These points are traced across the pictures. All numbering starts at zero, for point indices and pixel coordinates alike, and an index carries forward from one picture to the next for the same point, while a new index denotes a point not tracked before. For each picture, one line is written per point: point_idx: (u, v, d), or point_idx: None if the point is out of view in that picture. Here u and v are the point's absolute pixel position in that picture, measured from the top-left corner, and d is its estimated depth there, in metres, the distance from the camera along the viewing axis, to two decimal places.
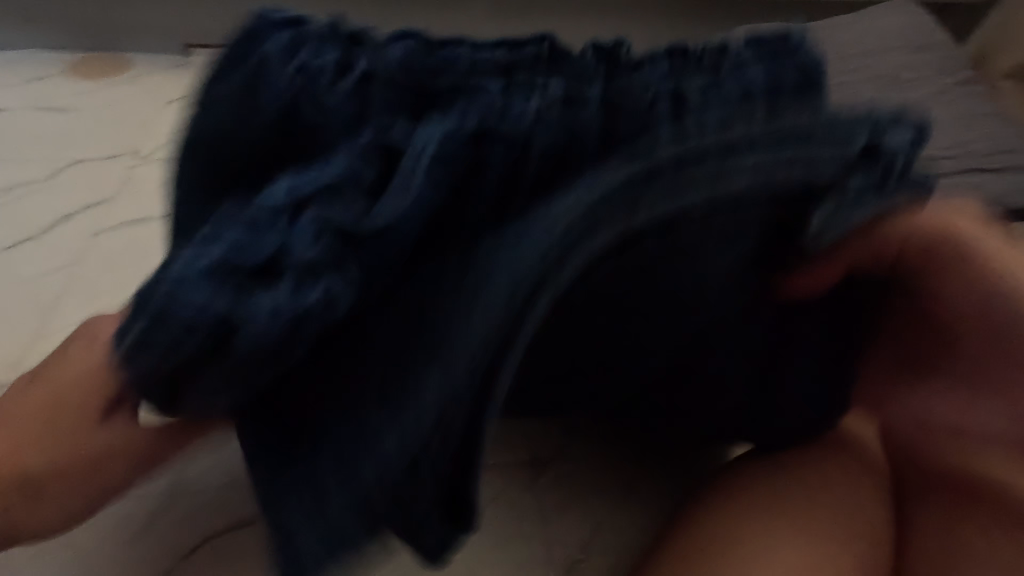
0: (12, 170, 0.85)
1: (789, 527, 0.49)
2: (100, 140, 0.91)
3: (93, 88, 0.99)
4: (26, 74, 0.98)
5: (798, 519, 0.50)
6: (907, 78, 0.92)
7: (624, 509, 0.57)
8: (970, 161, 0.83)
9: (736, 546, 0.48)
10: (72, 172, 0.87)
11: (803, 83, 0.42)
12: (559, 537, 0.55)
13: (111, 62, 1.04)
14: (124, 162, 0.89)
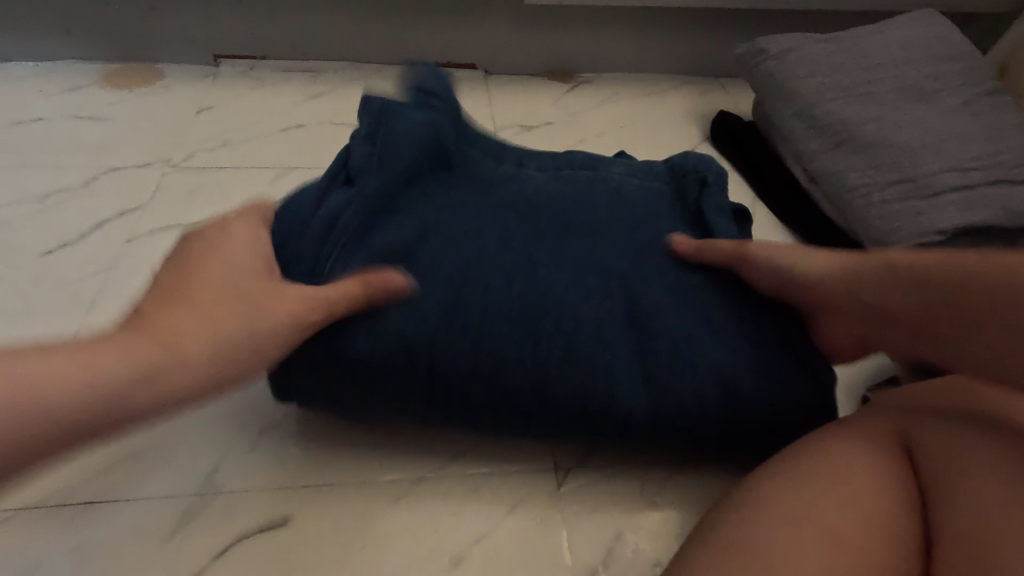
0: (50, 177, 0.88)
1: (807, 518, 0.47)
2: (133, 148, 0.94)
3: (127, 98, 1.02)
4: (63, 85, 1.02)
5: (826, 507, 0.48)
6: (933, 88, 0.91)
7: (638, 524, 0.62)
8: (998, 172, 0.82)
9: (743, 534, 0.48)
10: (106, 179, 0.90)
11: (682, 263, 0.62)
12: (578, 545, 0.60)
13: (144, 73, 1.07)
14: (156, 169, 0.92)
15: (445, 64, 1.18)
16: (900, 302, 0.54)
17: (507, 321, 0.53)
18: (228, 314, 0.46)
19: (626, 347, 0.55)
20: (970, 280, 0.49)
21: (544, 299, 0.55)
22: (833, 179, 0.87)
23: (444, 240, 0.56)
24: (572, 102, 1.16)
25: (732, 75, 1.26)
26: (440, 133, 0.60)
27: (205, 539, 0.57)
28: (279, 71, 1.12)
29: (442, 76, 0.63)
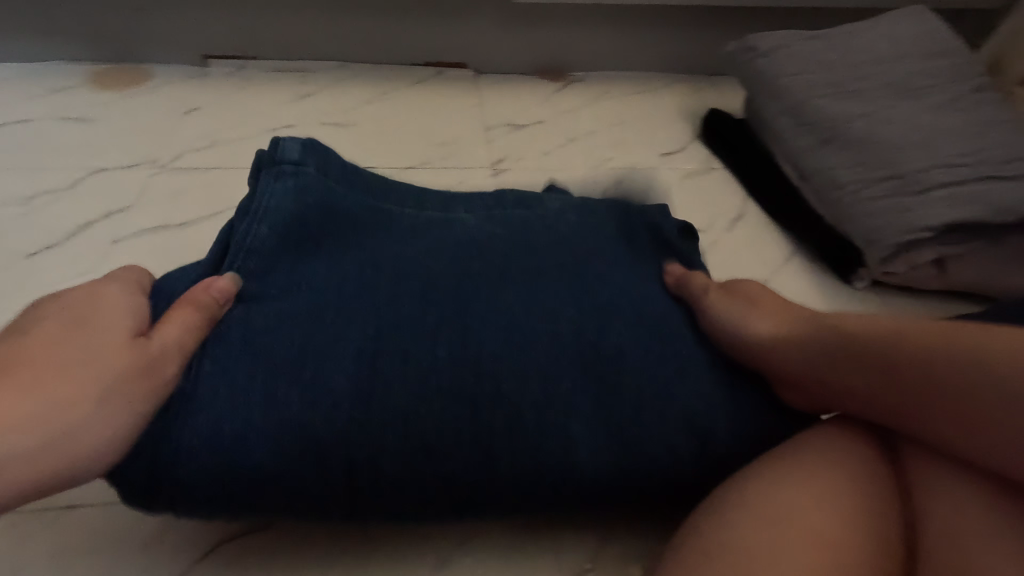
0: (33, 179, 0.88)
1: (795, 516, 0.46)
2: (119, 149, 0.94)
3: (114, 98, 1.01)
4: (49, 86, 1.01)
5: (816, 506, 0.46)
6: (921, 85, 0.91)
7: (632, 528, 0.59)
8: (987, 168, 0.82)
9: (728, 527, 0.46)
10: (92, 180, 0.89)
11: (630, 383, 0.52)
12: (567, 551, 0.57)
13: (132, 73, 1.07)
14: (144, 171, 0.91)
15: (436, 64, 1.17)
16: (851, 368, 0.50)
17: (445, 370, 0.49)
18: (84, 394, 0.40)
19: (582, 402, 0.50)
20: (929, 361, 0.45)
21: (484, 355, 0.50)
22: (822, 176, 0.87)
23: (375, 295, 0.51)
24: (562, 102, 1.16)
25: (723, 73, 1.26)
26: (334, 195, 0.55)
27: (178, 549, 0.54)
28: (267, 72, 1.11)
29: (308, 142, 0.57)
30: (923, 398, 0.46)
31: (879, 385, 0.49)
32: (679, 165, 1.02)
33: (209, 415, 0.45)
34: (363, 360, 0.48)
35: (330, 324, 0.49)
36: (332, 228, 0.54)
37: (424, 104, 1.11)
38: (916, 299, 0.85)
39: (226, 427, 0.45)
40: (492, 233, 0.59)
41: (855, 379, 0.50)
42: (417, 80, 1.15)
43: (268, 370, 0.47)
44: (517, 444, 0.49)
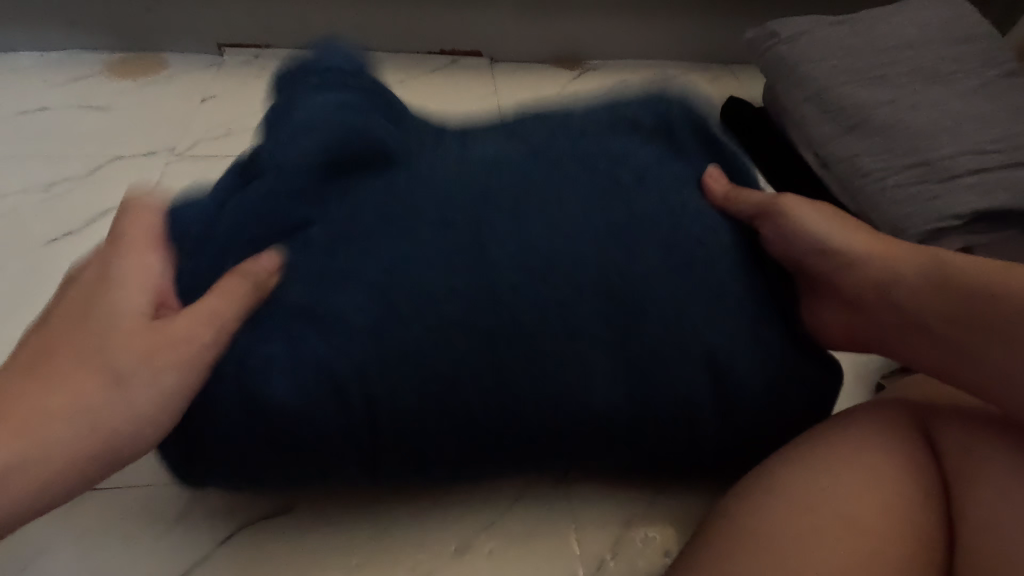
0: (54, 166, 0.88)
1: (826, 508, 0.44)
2: (137, 137, 0.94)
3: (131, 87, 1.01)
4: (67, 75, 1.02)
5: (846, 493, 0.45)
6: (948, 70, 0.89)
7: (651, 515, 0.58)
8: (1017, 155, 0.80)
9: (758, 520, 0.45)
10: (111, 168, 0.89)
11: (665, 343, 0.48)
12: (586, 536, 0.56)
13: (149, 62, 1.07)
14: (161, 159, 0.91)
15: (452, 52, 1.16)
16: (898, 296, 0.50)
17: (457, 309, 0.44)
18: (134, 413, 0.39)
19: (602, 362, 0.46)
20: (982, 314, 0.45)
21: (508, 302, 0.45)
22: (846, 164, 0.85)
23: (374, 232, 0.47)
24: (578, 90, 1.14)
25: (742, 62, 1.24)
26: (366, 123, 0.51)
27: (199, 532, 0.54)
28: (283, 60, 1.11)
29: (355, 65, 0.57)
30: (963, 347, 0.46)
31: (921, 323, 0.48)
32: None
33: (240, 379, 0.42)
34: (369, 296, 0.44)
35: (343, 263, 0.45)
36: (355, 162, 0.50)
37: (441, 91, 1.10)
38: None
39: (250, 375, 0.42)
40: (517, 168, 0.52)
41: (890, 302, 0.50)
42: (433, 68, 1.14)
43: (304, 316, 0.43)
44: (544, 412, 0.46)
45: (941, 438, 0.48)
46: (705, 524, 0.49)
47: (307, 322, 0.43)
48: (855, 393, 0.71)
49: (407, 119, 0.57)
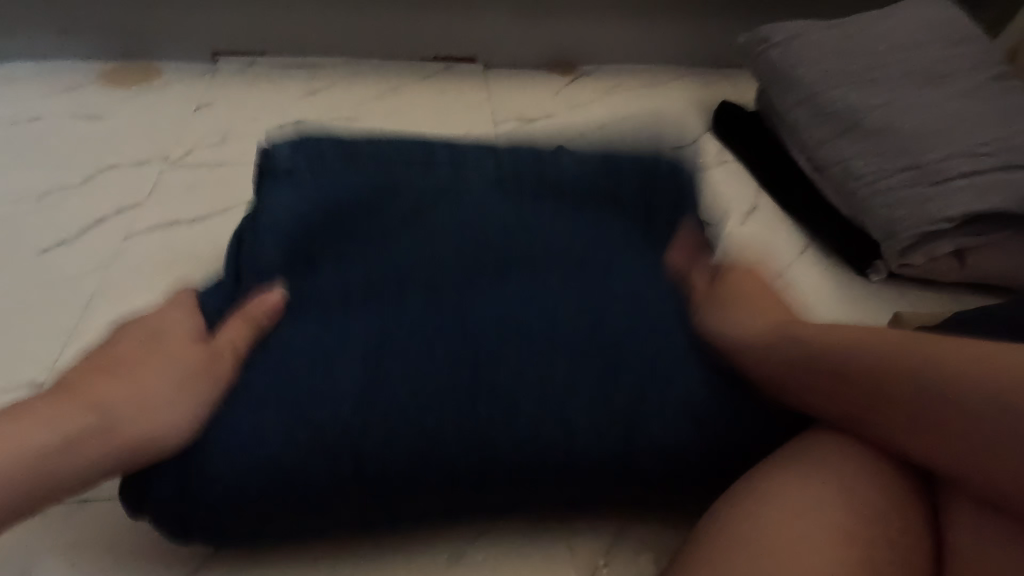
0: (48, 176, 0.88)
1: (823, 516, 0.44)
2: (131, 145, 0.94)
3: (126, 96, 1.02)
4: (61, 84, 1.02)
5: (840, 502, 0.45)
6: (939, 74, 0.89)
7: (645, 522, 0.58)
8: (1009, 158, 0.80)
9: (754, 524, 0.45)
10: (104, 177, 0.89)
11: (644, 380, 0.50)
12: (580, 544, 0.56)
13: (143, 71, 1.07)
14: (155, 167, 0.91)
15: (446, 58, 1.17)
16: (812, 369, 0.50)
17: (424, 368, 0.48)
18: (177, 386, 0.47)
19: (580, 381, 0.49)
20: (903, 370, 0.45)
21: (474, 351, 0.49)
22: (839, 167, 0.85)
23: (363, 303, 0.52)
24: (572, 95, 1.15)
25: (735, 66, 1.25)
26: (347, 193, 0.58)
27: (195, 542, 0.54)
28: (277, 68, 1.11)
29: (296, 143, 0.60)
30: (890, 402, 0.45)
31: (844, 387, 0.48)
32: (691, 157, 1.01)
33: (234, 417, 0.47)
34: (354, 366, 0.48)
35: (336, 320, 0.51)
36: (342, 222, 0.56)
37: (434, 98, 1.10)
38: (936, 291, 0.83)
39: (238, 421, 0.47)
40: (494, 204, 0.59)
41: (803, 370, 0.50)
42: (427, 74, 1.14)
43: (277, 382, 0.48)
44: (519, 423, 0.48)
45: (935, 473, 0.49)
46: (698, 526, 0.48)
47: (295, 366, 0.48)
48: None
49: (390, 164, 0.61)
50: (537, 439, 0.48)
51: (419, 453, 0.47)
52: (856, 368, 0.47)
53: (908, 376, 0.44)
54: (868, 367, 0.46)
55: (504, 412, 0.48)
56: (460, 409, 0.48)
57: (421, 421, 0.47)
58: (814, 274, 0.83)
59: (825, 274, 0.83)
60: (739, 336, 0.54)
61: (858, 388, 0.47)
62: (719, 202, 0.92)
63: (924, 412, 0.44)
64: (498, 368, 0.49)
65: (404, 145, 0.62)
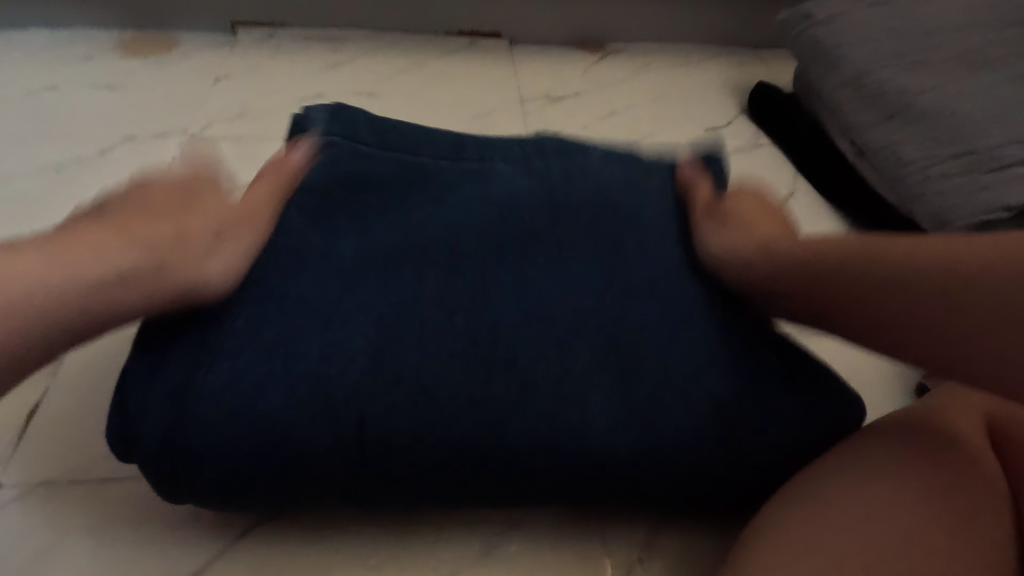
0: (66, 146, 0.86)
1: (886, 519, 0.42)
2: (150, 117, 0.91)
3: (144, 66, 0.99)
4: (79, 53, 0.99)
5: (907, 502, 0.43)
6: (996, 55, 0.84)
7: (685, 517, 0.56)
8: None
9: (813, 527, 0.43)
10: (122, 148, 0.87)
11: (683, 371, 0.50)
12: (615, 539, 0.54)
13: (161, 40, 1.04)
14: (173, 139, 0.89)
15: (470, 33, 1.13)
16: (812, 253, 0.49)
17: (449, 348, 0.47)
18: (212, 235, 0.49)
19: (603, 367, 0.48)
20: (929, 282, 0.42)
21: (495, 322, 0.49)
22: (885, 153, 0.82)
23: (384, 272, 0.50)
24: (601, 73, 1.11)
25: (771, 47, 1.20)
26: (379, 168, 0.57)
27: (218, 524, 0.53)
28: (297, 40, 1.08)
29: (333, 108, 0.61)
30: (903, 303, 0.43)
31: (847, 282, 0.46)
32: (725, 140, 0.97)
33: (229, 366, 0.45)
34: (374, 346, 0.47)
35: (339, 284, 0.49)
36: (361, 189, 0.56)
37: (459, 74, 1.07)
38: None
39: (246, 378, 0.45)
40: (525, 185, 0.58)
41: (809, 259, 0.49)
42: (451, 50, 1.11)
43: (292, 331, 0.46)
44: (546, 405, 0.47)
45: (1011, 474, 0.46)
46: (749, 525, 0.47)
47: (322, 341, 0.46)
48: (894, 396, 0.68)
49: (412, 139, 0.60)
50: (561, 425, 0.47)
51: (453, 436, 0.46)
52: (868, 270, 0.45)
53: (937, 292, 0.41)
54: (881, 273, 0.44)
55: (533, 398, 0.47)
56: (483, 392, 0.46)
57: (443, 405, 0.46)
58: None
59: None
60: (725, 248, 0.55)
61: (869, 280, 0.45)
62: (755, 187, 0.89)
63: (946, 321, 0.41)
64: (521, 353, 0.48)
65: (441, 140, 0.61)
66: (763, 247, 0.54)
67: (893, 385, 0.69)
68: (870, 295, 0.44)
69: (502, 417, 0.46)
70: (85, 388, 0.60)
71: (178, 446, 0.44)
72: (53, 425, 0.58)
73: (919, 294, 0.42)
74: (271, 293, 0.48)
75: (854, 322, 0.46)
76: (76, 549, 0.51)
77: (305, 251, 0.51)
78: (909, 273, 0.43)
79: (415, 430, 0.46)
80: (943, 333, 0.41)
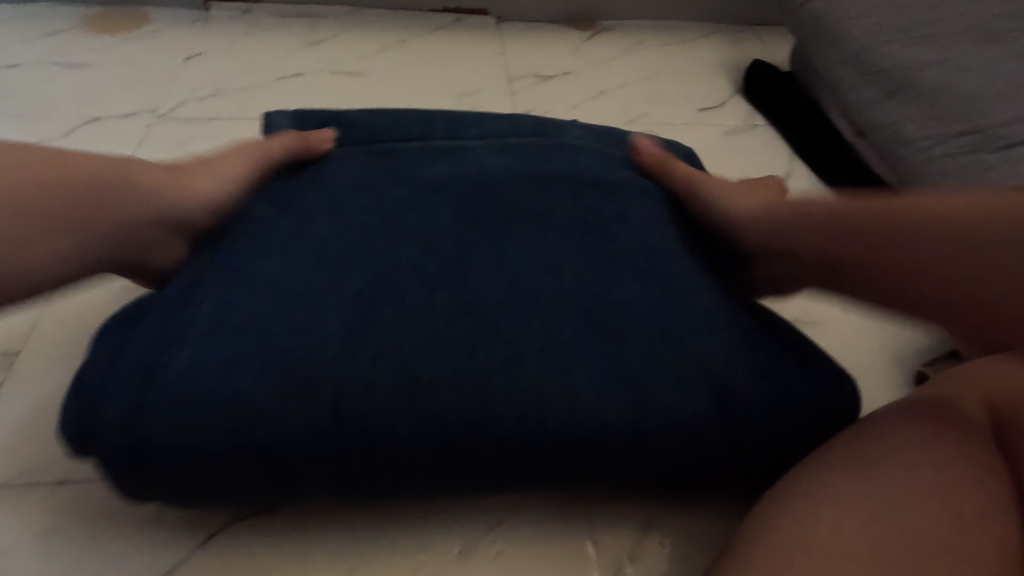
0: (27, 128, 0.81)
1: (905, 502, 0.40)
2: (117, 97, 0.87)
3: (111, 43, 0.94)
4: (42, 30, 0.94)
5: (927, 488, 0.41)
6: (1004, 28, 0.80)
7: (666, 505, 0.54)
8: None
9: (813, 523, 0.41)
10: (87, 130, 0.82)
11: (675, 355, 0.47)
12: (606, 536, 0.52)
13: (130, 17, 0.99)
14: (142, 120, 0.85)
15: (455, 10, 1.08)
16: (822, 219, 0.51)
17: (422, 336, 0.44)
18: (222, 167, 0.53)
19: (586, 352, 0.45)
20: (965, 231, 0.44)
21: (473, 304, 0.45)
22: (887, 130, 0.79)
23: (348, 255, 0.47)
24: (592, 52, 1.07)
25: (767, 24, 1.16)
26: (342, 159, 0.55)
27: (182, 527, 0.50)
28: (274, 16, 1.03)
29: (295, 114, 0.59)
30: (920, 261, 0.45)
31: (869, 244, 0.48)
32: (720, 121, 0.94)
33: (192, 354, 0.42)
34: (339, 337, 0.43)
35: (301, 269, 0.46)
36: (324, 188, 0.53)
37: (445, 52, 1.02)
38: None
39: (203, 371, 0.41)
40: (502, 163, 0.55)
41: (822, 224, 0.51)
42: (436, 27, 1.06)
43: (260, 315, 0.43)
44: (527, 401, 0.43)
45: (1016, 459, 0.44)
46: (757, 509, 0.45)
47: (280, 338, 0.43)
48: (894, 384, 0.66)
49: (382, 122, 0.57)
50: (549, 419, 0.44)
51: (423, 438, 0.43)
52: (884, 226, 0.47)
53: (955, 239, 0.44)
54: (930, 230, 0.45)
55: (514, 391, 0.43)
56: (460, 387, 0.43)
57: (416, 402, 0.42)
58: None
59: None
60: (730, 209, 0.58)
61: (890, 239, 0.47)
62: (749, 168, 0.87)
63: (986, 273, 0.43)
64: (500, 350, 0.44)
65: (408, 116, 0.57)
66: (765, 208, 0.56)
67: (892, 373, 0.67)
68: (885, 252, 0.47)
69: (482, 413, 0.43)
70: (43, 385, 0.57)
71: (134, 443, 0.41)
72: (9, 422, 0.54)
73: (934, 246, 0.45)
74: (232, 283, 0.45)
75: (883, 286, 0.48)
76: (29, 555, 0.48)
77: (269, 239, 0.48)
78: (943, 227, 0.45)
79: (386, 422, 0.42)
80: (948, 283, 0.44)
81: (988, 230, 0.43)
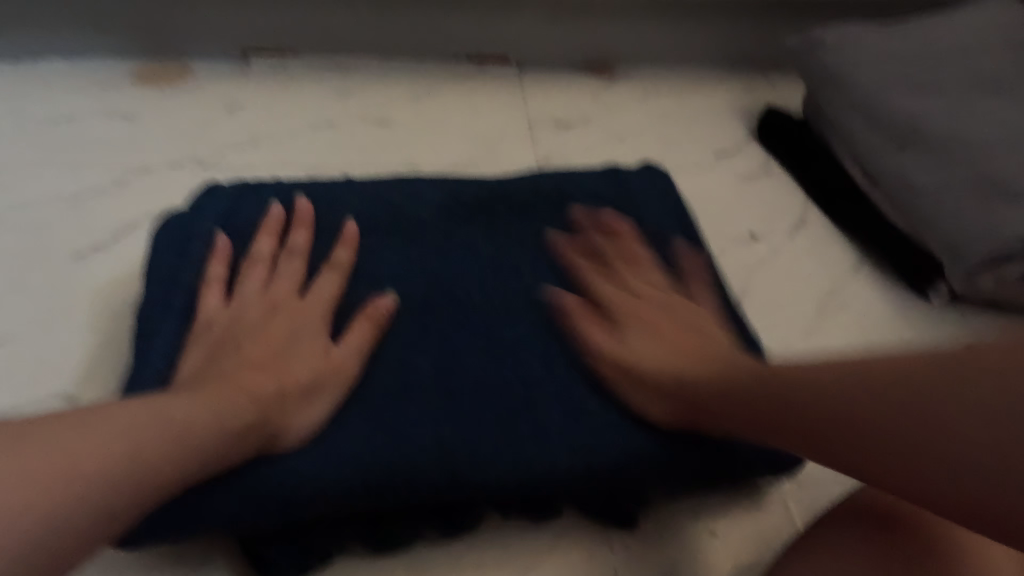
0: (82, 178, 0.87)
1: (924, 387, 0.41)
2: (164, 147, 0.92)
3: (157, 95, 1.00)
4: (92, 83, 1.01)
5: (930, 469, 0.39)
6: (1008, 82, 0.84)
7: None
8: None
9: None
10: (137, 179, 0.88)
11: (615, 453, 0.54)
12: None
13: (173, 69, 1.05)
14: (188, 170, 0.90)
15: (479, 58, 1.14)
16: (850, 383, 0.45)
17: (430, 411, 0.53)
18: None
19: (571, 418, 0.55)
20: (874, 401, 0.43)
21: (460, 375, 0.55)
22: (898, 181, 0.81)
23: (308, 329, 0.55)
24: (609, 98, 1.11)
25: (778, 68, 1.20)
26: (305, 255, 0.61)
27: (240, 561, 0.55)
28: (308, 66, 1.09)
29: (249, 219, 0.62)
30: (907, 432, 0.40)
31: (876, 406, 0.43)
32: (735, 166, 0.97)
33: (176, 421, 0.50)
34: (368, 417, 0.53)
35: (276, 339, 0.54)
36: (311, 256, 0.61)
37: (469, 100, 1.07)
38: (997, 316, 0.81)
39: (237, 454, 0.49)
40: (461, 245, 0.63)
41: (856, 390, 0.44)
42: (460, 75, 1.12)
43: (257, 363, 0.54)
44: (514, 457, 0.52)
45: None
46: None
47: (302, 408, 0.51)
48: None
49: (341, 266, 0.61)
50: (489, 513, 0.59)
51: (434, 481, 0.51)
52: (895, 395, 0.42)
53: (906, 392, 0.41)
54: (868, 410, 0.43)
55: (485, 461, 0.52)
56: (457, 450, 0.52)
57: (427, 463, 0.51)
58: (868, 299, 0.81)
59: (878, 300, 0.81)
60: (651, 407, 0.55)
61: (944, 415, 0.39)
62: (766, 214, 0.90)
63: (952, 450, 0.39)
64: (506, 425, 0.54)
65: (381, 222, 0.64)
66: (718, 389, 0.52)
67: None
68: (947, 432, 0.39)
69: (483, 467, 0.52)
70: None
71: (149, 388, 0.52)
72: None
73: (890, 413, 0.42)
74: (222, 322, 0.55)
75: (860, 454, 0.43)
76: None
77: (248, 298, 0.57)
78: (867, 409, 0.43)
79: (403, 436, 0.52)
80: (904, 431, 0.41)
81: (943, 392, 0.40)
